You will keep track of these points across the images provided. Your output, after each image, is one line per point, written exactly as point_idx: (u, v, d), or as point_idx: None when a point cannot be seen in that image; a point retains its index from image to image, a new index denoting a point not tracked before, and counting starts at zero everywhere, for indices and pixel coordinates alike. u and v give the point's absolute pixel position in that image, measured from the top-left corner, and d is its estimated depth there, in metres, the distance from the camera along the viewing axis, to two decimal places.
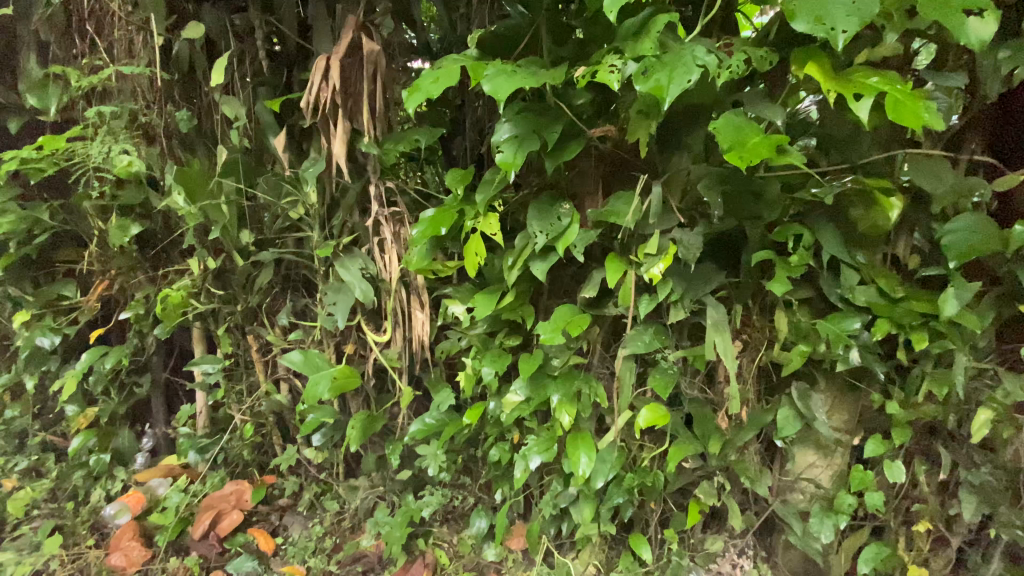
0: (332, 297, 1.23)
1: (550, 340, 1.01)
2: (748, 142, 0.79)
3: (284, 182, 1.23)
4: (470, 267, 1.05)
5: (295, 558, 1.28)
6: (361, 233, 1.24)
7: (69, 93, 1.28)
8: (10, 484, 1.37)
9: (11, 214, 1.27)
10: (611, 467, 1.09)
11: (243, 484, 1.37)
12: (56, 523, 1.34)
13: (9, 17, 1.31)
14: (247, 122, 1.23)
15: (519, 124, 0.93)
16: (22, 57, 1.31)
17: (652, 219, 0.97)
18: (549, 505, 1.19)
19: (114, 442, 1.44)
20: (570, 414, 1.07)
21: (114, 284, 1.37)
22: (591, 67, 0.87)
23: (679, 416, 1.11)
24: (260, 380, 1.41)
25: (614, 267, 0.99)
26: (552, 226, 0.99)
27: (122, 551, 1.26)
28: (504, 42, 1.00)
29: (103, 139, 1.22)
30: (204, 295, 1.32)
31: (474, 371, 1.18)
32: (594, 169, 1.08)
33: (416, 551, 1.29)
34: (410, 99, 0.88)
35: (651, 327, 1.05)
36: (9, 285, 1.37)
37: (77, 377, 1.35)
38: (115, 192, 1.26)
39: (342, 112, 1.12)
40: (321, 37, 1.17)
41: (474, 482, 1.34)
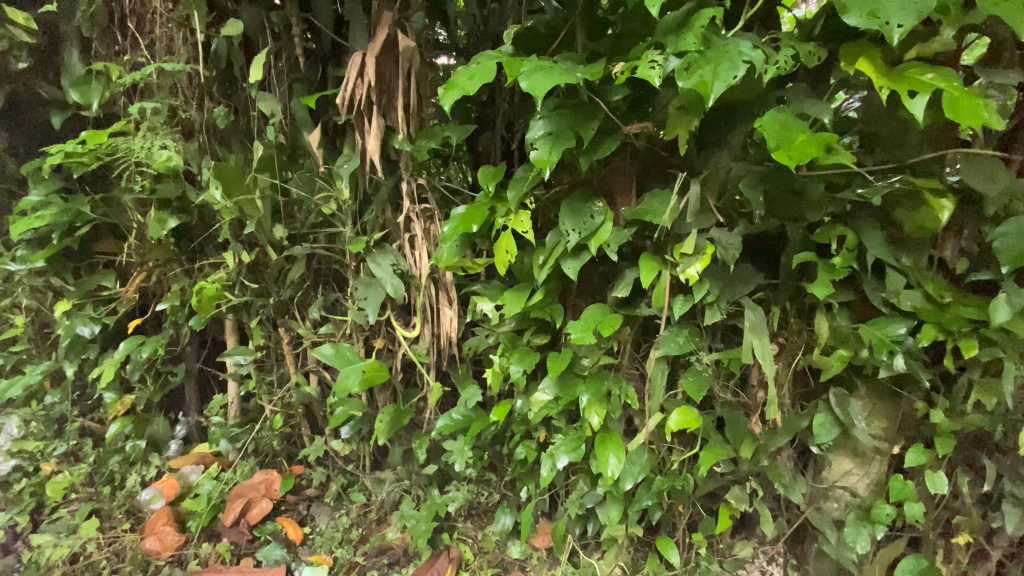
0: (362, 291, 1.25)
1: (581, 339, 1.01)
2: (795, 139, 0.78)
3: (317, 177, 1.25)
4: (501, 264, 1.05)
5: (322, 548, 1.31)
6: (392, 230, 1.25)
7: (111, 89, 1.32)
8: (50, 468, 1.42)
9: (55, 206, 1.31)
10: (640, 469, 1.09)
11: (272, 473, 1.40)
12: (93, 507, 1.38)
13: (55, 14, 1.35)
14: (283, 118, 1.25)
15: (554, 121, 0.92)
16: (66, 53, 1.35)
17: (689, 218, 0.96)
18: (575, 504, 1.20)
19: (149, 429, 1.48)
20: (600, 415, 1.06)
21: (152, 276, 1.41)
22: (630, 63, 0.86)
23: (711, 419, 1.10)
24: (290, 372, 1.44)
25: (647, 267, 0.98)
26: (585, 225, 0.98)
27: (156, 535, 1.30)
28: (539, 39, 0.99)
29: (145, 135, 1.25)
30: (238, 287, 1.35)
31: (502, 368, 1.18)
32: (628, 167, 1.07)
33: (441, 545, 1.30)
34: (446, 96, 0.87)
35: (685, 329, 1.04)
36: (52, 275, 1.43)
37: (116, 365, 1.39)
38: (154, 186, 1.28)
39: (376, 108, 1.13)
40: (357, 33, 1.17)
41: (499, 479, 1.34)
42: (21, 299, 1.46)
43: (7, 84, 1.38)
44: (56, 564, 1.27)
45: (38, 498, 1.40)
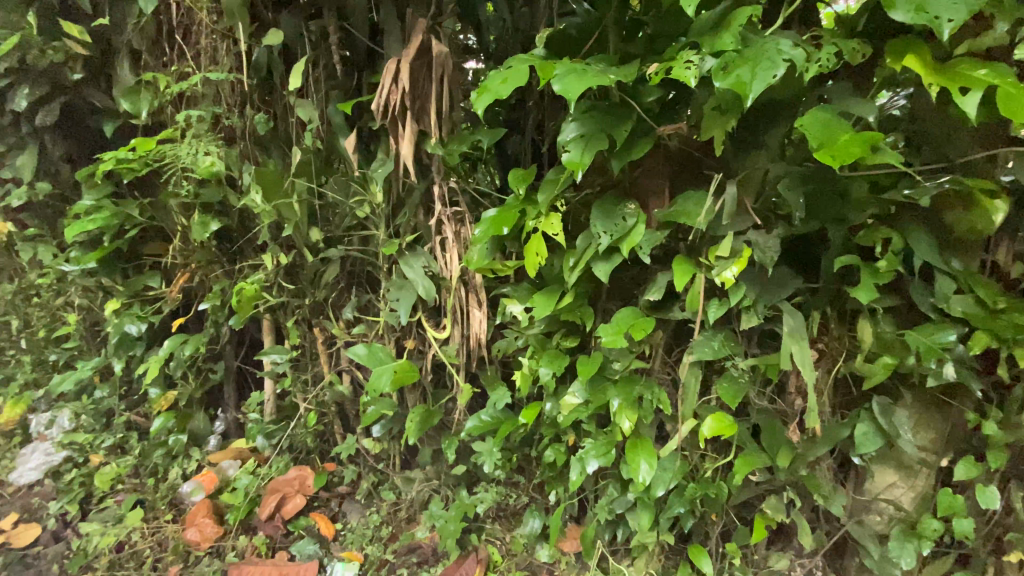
0: (395, 293, 1.27)
1: (612, 342, 1.00)
2: (837, 139, 0.75)
3: (352, 181, 1.28)
4: (530, 266, 1.04)
5: (353, 544, 1.33)
6: (424, 233, 1.27)
7: (159, 98, 1.38)
8: (98, 459, 1.49)
9: (106, 210, 1.38)
10: (672, 476, 1.08)
11: (305, 470, 1.45)
12: (138, 498, 1.44)
13: (107, 27, 1.42)
14: (320, 124, 1.28)
15: (586, 123, 0.92)
16: (117, 64, 1.41)
17: (726, 220, 0.94)
18: (604, 510, 1.18)
19: (191, 424, 1.54)
20: (632, 419, 1.05)
21: (195, 276, 1.47)
22: (665, 64, 0.85)
23: (746, 427, 1.08)
24: (324, 371, 1.47)
25: (681, 270, 0.97)
26: (617, 227, 0.97)
27: (197, 526, 1.35)
28: (571, 41, 0.99)
29: (192, 141, 1.30)
30: (276, 288, 1.39)
31: (531, 371, 1.18)
32: (661, 169, 1.06)
33: (469, 547, 1.31)
34: (479, 100, 0.89)
35: (720, 334, 1.02)
36: (103, 276, 1.50)
37: (160, 362, 1.45)
38: (197, 191, 1.33)
39: (410, 113, 1.15)
40: (392, 39, 1.19)
41: (527, 482, 1.34)
42: (74, 298, 1.55)
43: (63, 95, 1.46)
44: (103, 551, 1.32)
45: (87, 488, 1.46)
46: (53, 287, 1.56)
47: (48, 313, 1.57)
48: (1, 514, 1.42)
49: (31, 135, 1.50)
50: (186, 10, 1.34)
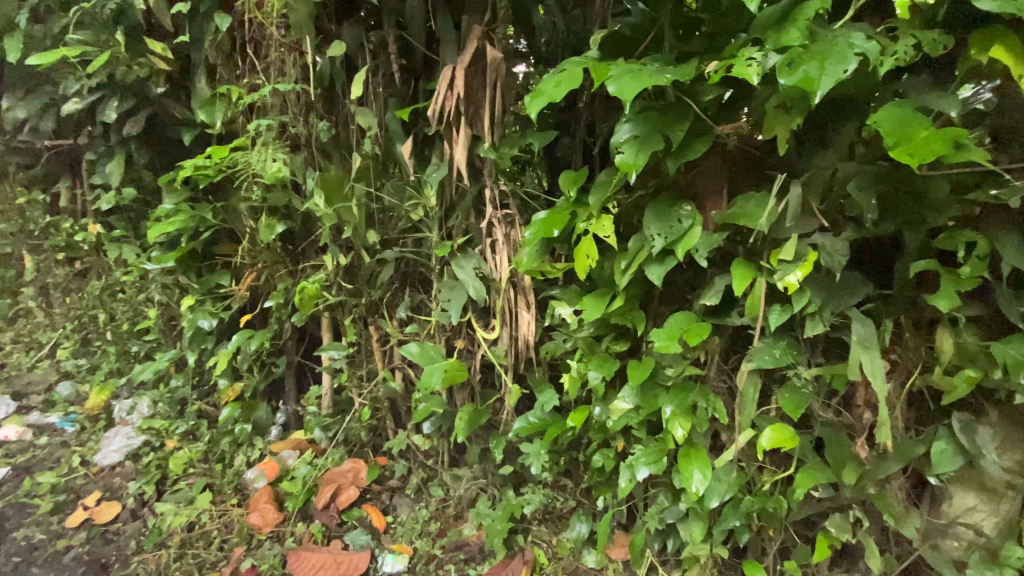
0: (446, 294, 1.30)
1: (666, 348, 0.98)
2: (915, 135, 0.71)
3: (407, 186, 1.33)
4: (580, 268, 1.03)
5: (403, 537, 1.38)
6: (475, 234, 1.29)
7: (232, 109, 1.47)
8: (173, 443, 1.62)
9: (184, 213, 1.49)
10: (727, 488, 1.05)
11: (359, 463, 1.50)
12: (207, 481, 1.54)
13: (186, 44, 1.53)
14: (378, 130, 1.33)
15: (641, 124, 0.90)
16: (195, 78, 1.52)
17: (789, 222, 0.91)
18: (654, 518, 1.16)
19: (255, 415, 1.64)
20: (685, 428, 1.03)
21: (262, 275, 1.56)
22: (726, 62, 0.83)
23: (808, 439, 1.03)
24: (378, 367, 1.52)
25: (740, 275, 0.94)
26: (672, 229, 0.95)
27: (259, 510, 1.44)
28: (625, 42, 0.99)
29: (262, 149, 1.38)
30: (335, 287, 1.45)
31: (580, 374, 1.17)
32: (719, 169, 1.03)
33: (516, 547, 1.32)
34: (532, 104, 0.89)
35: (782, 341, 0.99)
36: (180, 274, 1.62)
37: (229, 355, 1.55)
38: (265, 196, 1.42)
39: (464, 118, 1.18)
40: (447, 47, 1.22)
41: (575, 486, 1.34)
42: (155, 294, 1.70)
43: (148, 108, 1.59)
44: (177, 529, 1.43)
45: (162, 470, 1.58)
46: (136, 285, 1.74)
47: (132, 308, 1.76)
48: (87, 491, 1.55)
49: (120, 145, 1.65)
50: (257, 26, 1.42)
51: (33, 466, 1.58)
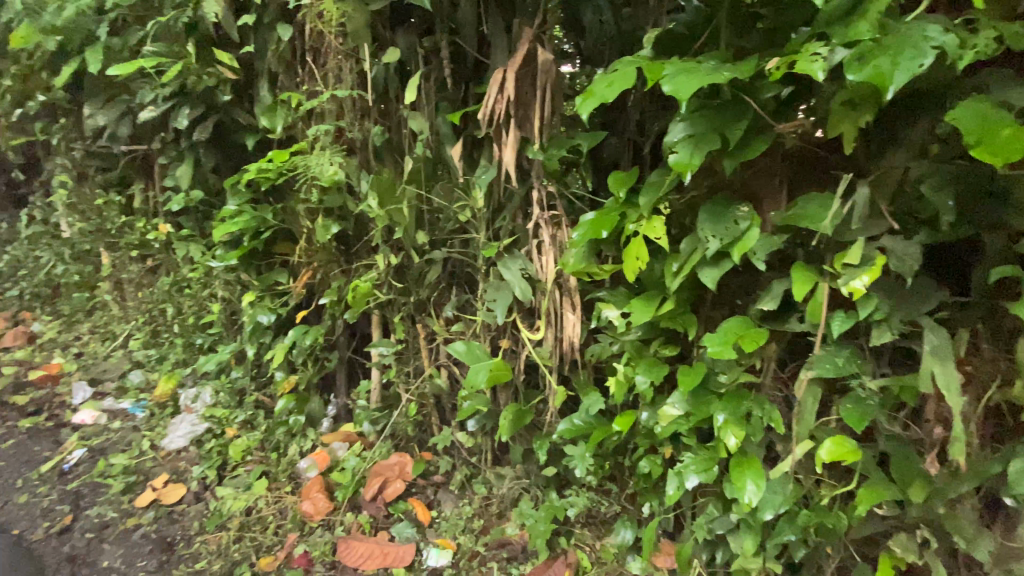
0: (492, 294, 1.32)
1: (720, 353, 0.95)
2: (998, 133, 0.66)
3: (456, 188, 1.35)
4: (629, 270, 1.02)
5: (447, 532, 1.41)
6: (522, 236, 1.30)
7: (292, 115, 1.55)
8: (233, 431, 1.72)
9: (246, 214, 1.58)
10: (782, 500, 1.01)
11: (405, 457, 1.55)
12: (263, 469, 1.63)
13: (250, 53, 1.62)
14: (429, 134, 1.36)
15: (695, 124, 0.89)
16: (259, 86, 1.61)
17: (855, 224, 0.87)
18: (702, 528, 1.14)
19: (308, 407, 1.71)
20: (738, 437, 1.00)
21: (317, 273, 1.63)
22: (788, 58, 0.80)
23: (871, 454, 0.98)
24: (424, 365, 1.56)
25: (800, 279, 0.90)
26: (728, 231, 0.93)
27: (311, 500, 1.50)
28: (678, 40, 0.97)
29: (320, 153, 1.43)
30: (386, 287, 1.50)
31: (627, 378, 1.15)
32: (778, 169, 0.99)
33: (558, 549, 1.33)
34: (583, 105, 0.89)
35: (845, 349, 0.94)
36: (242, 272, 1.71)
37: (285, 349, 1.62)
38: (321, 198, 1.48)
39: (514, 121, 1.19)
40: (499, 50, 1.24)
41: (619, 491, 1.32)
42: (219, 290, 1.81)
43: (215, 115, 1.69)
44: (236, 513, 1.51)
45: (223, 456, 1.68)
46: (202, 281, 1.86)
47: (197, 302, 1.89)
48: (156, 473, 1.68)
49: (190, 150, 1.77)
50: (316, 35, 1.48)
51: (107, 448, 1.77)
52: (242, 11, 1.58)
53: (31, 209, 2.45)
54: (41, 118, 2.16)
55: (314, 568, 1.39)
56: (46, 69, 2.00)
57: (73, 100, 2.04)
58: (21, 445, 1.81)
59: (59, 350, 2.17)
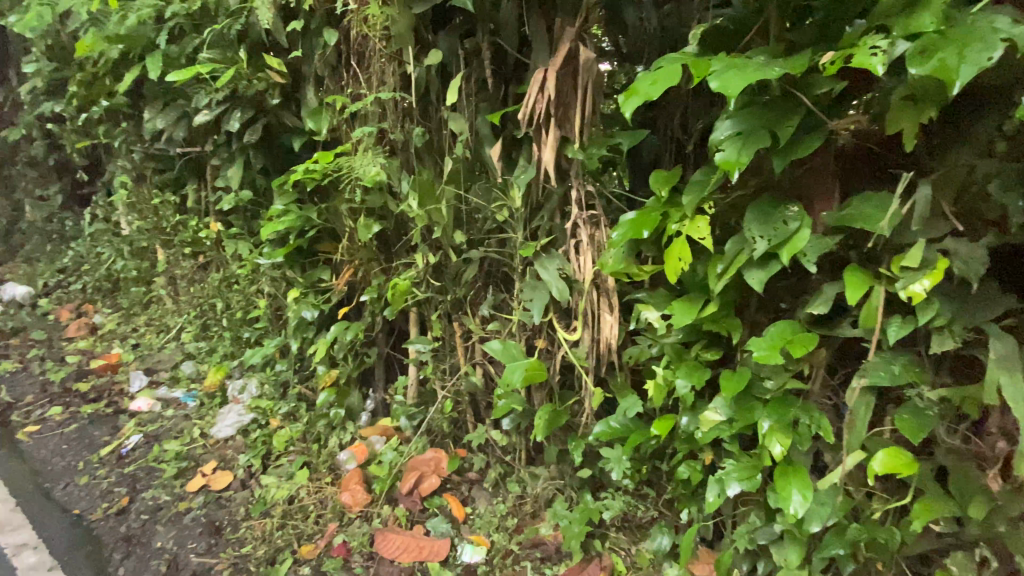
0: (529, 293, 1.32)
1: (766, 358, 0.92)
2: None
3: (494, 188, 1.36)
4: (671, 271, 1.00)
5: (481, 529, 1.42)
6: (559, 236, 1.30)
7: (337, 117, 1.59)
8: (277, 422, 1.79)
9: (292, 213, 1.63)
10: (830, 513, 0.97)
11: (440, 453, 1.57)
12: (305, 459, 1.69)
13: (298, 58, 1.67)
14: (469, 135, 1.37)
15: (743, 121, 0.87)
16: (306, 89, 1.66)
17: (915, 225, 0.83)
18: (743, 538, 1.11)
19: (348, 401, 1.75)
20: (784, 445, 0.96)
21: (358, 271, 1.67)
22: (845, 51, 0.77)
23: (928, 468, 0.93)
24: (460, 362, 1.57)
25: (854, 282, 0.86)
26: (776, 231, 0.90)
27: (350, 491, 1.54)
28: (726, 36, 0.95)
29: (365, 155, 1.49)
30: (424, 285, 1.53)
31: (666, 382, 1.14)
32: (831, 168, 0.95)
33: (593, 552, 1.31)
34: (627, 103, 0.88)
35: (902, 357, 0.90)
36: (288, 269, 1.78)
37: (327, 344, 1.67)
38: (364, 198, 1.52)
39: (554, 120, 1.19)
40: (539, 50, 1.23)
41: (657, 496, 1.31)
42: (266, 286, 1.88)
43: (264, 117, 1.75)
44: (279, 501, 1.57)
45: (266, 446, 1.75)
46: (249, 277, 1.94)
47: (245, 298, 1.98)
48: (206, 459, 1.76)
49: (241, 151, 1.84)
50: (361, 39, 1.51)
51: (161, 434, 1.88)
52: (291, 17, 1.63)
53: (94, 207, 2.61)
54: (104, 122, 2.29)
55: (353, 558, 1.41)
56: (109, 75, 2.12)
57: (133, 104, 2.15)
58: (83, 431, 1.93)
59: (118, 341, 2.35)
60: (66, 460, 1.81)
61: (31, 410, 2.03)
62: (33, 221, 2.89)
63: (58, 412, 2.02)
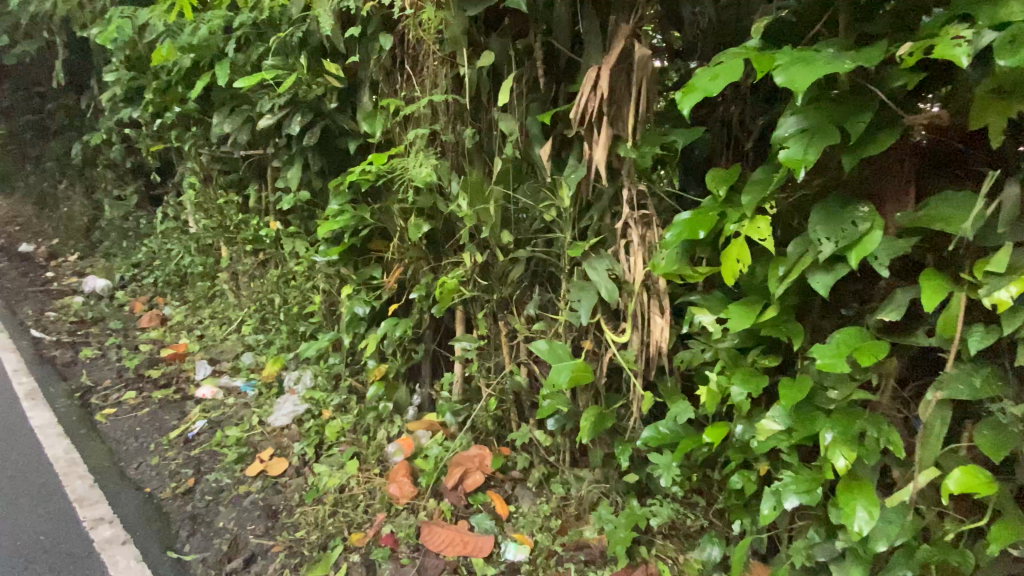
0: (577, 294, 1.30)
1: (831, 365, 0.88)
2: None
3: (543, 187, 1.36)
4: (728, 273, 0.96)
5: (524, 528, 1.43)
6: (608, 235, 1.28)
7: (391, 120, 1.64)
8: (329, 413, 1.87)
9: (347, 213, 1.69)
10: (898, 532, 0.91)
11: (485, 450, 1.59)
12: (355, 450, 1.75)
13: (354, 62, 1.73)
14: (519, 135, 1.38)
15: (810, 116, 0.83)
16: (361, 93, 1.72)
17: (1002, 227, 0.77)
18: (800, 554, 1.06)
19: (396, 395, 1.80)
20: (848, 458, 0.91)
21: (408, 269, 1.71)
22: (925, 40, 0.72)
23: (1011, 490, 0.86)
24: (506, 361, 1.59)
25: (931, 288, 0.81)
26: (844, 233, 0.85)
27: (398, 483, 1.58)
28: (790, 29, 0.91)
29: (419, 155, 1.52)
30: (471, 283, 1.55)
31: (720, 388, 1.10)
32: (904, 165, 0.90)
33: (638, 558, 1.30)
34: (684, 100, 0.87)
35: (984, 368, 0.83)
36: (343, 266, 1.85)
37: (378, 339, 1.73)
38: (415, 198, 1.56)
39: (606, 119, 1.17)
40: (592, 48, 1.22)
41: (707, 505, 1.27)
42: (320, 282, 1.96)
43: (322, 121, 1.83)
44: (331, 489, 1.64)
45: (319, 436, 1.83)
46: (306, 274, 2.03)
47: (302, 293, 2.07)
48: (264, 446, 1.86)
49: (300, 153, 1.93)
50: (415, 42, 1.55)
51: (223, 421, 2.00)
52: (349, 23, 1.69)
53: (166, 207, 2.81)
54: (176, 126, 2.45)
55: (399, 549, 1.45)
56: (181, 83, 2.26)
57: (202, 110, 2.30)
58: (154, 414, 2.08)
59: (185, 332, 2.52)
60: (139, 441, 1.95)
61: (108, 394, 2.21)
62: (113, 219, 3.14)
63: (132, 397, 2.18)
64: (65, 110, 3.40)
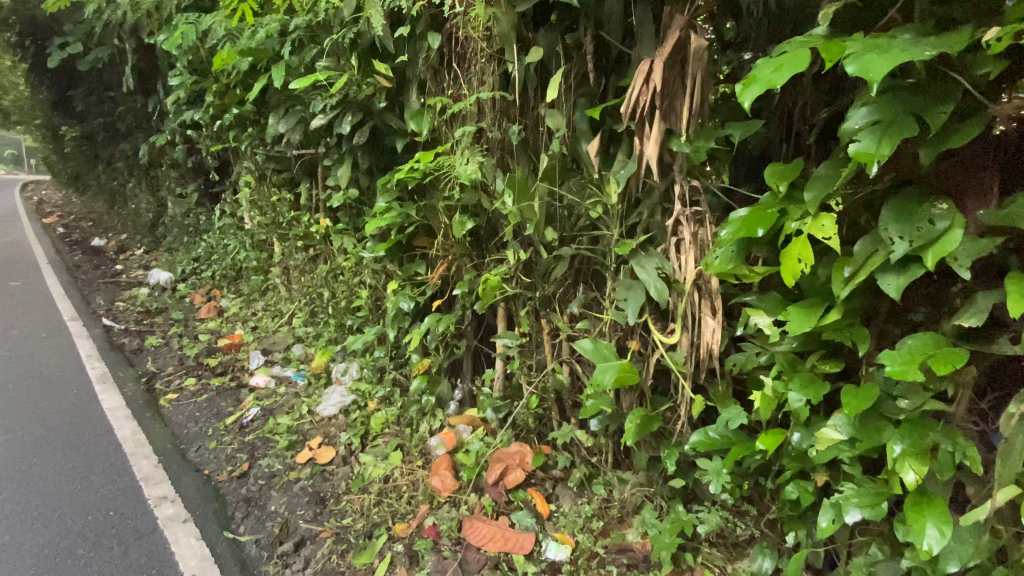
0: (624, 293, 1.29)
1: (902, 373, 0.82)
2: None
3: (590, 184, 1.34)
4: (789, 273, 0.92)
5: (566, 528, 1.42)
6: (657, 233, 1.25)
7: (439, 118, 1.66)
8: (374, 405, 1.92)
9: (394, 210, 1.72)
10: (972, 553, 0.85)
11: (525, 447, 1.59)
12: (399, 442, 1.79)
13: (403, 62, 1.76)
14: (566, 131, 1.36)
15: (883, 108, 0.77)
16: (409, 91, 1.74)
17: None
18: (860, 570, 1.00)
19: (438, 389, 1.83)
20: (919, 472, 0.85)
21: (452, 266, 1.74)
22: (1015, 25, 0.67)
23: None
24: (547, 359, 1.58)
25: (1016, 294, 0.74)
26: (920, 232, 0.80)
27: (440, 476, 1.60)
28: (858, 17, 0.87)
29: (464, 153, 1.54)
30: (514, 281, 1.55)
31: (776, 393, 1.05)
32: (989, 159, 0.83)
33: (683, 565, 1.27)
34: (745, 92, 0.83)
35: None
36: (389, 262, 1.89)
37: (421, 334, 1.75)
38: (461, 195, 1.57)
39: (659, 113, 1.14)
40: (644, 41, 1.19)
41: (758, 515, 1.22)
42: (368, 278, 2.02)
43: (371, 120, 1.87)
44: (376, 478, 1.68)
45: (365, 427, 1.88)
46: (354, 269, 2.10)
47: (350, 288, 2.14)
48: (313, 434, 1.93)
49: (349, 152, 1.98)
50: (463, 40, 1.55)
51: (275, 408, 2.09)
52: (398, 23, 1.72)
53: (223, 204, 2.96)
54: (234, 127, 2.57)
55: (442, 541, 1.46)
56: (240, 86, 2.37)
57: (258, 111, 2.40)
58: (212, 401, 2.20)
59: (241, 323, 2.65)
60: (199, 426, 2.07)
61: (170, 379, 2.36)
62: (176, 215, 3.34)
63: (193, 383, 2.32)
64: (135, 113, 3.64)
